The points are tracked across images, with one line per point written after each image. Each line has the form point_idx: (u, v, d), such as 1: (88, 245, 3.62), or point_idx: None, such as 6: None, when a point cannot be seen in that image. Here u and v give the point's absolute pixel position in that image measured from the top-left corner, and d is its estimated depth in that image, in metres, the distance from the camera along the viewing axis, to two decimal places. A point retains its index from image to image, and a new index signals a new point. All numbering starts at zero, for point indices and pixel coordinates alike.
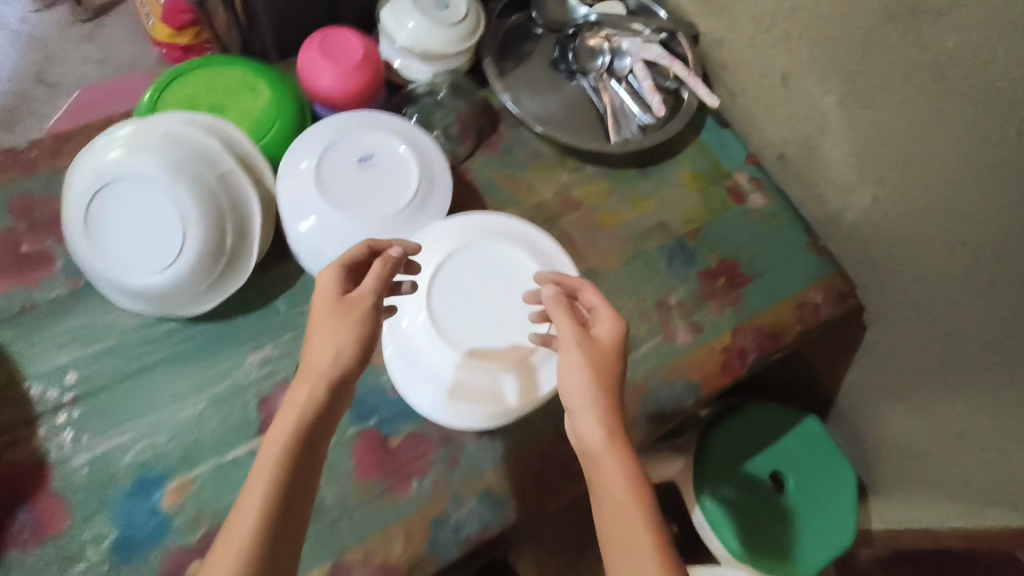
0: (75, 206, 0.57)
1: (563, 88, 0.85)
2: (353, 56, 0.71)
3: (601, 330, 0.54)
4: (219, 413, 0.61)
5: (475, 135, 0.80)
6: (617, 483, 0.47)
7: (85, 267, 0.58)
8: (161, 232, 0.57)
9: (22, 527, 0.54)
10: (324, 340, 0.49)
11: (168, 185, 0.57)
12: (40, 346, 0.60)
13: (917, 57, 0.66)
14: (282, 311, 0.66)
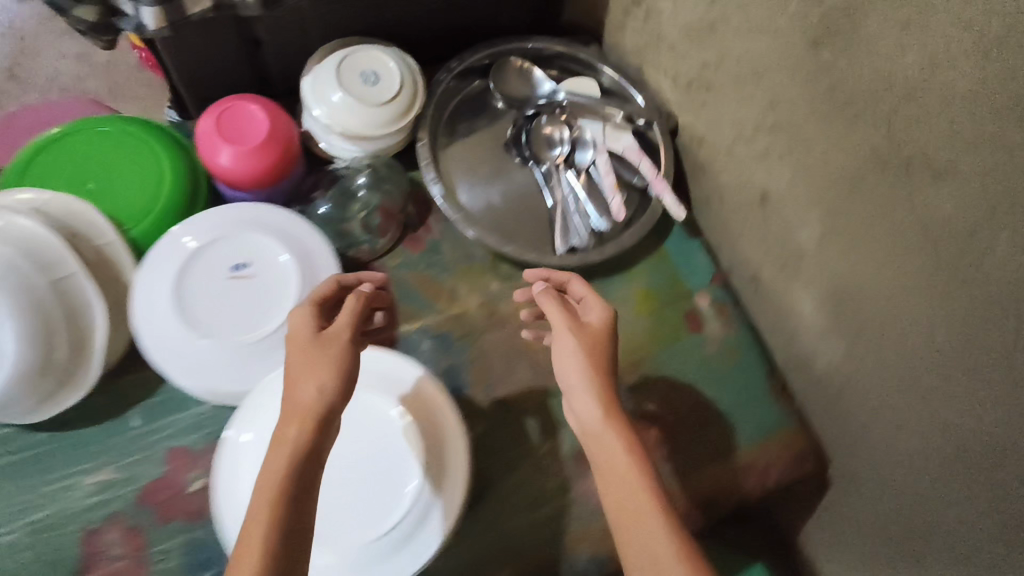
0: None
1: (512, 179, 0.75)
2: (255, 130, 0.62)
3: (594, 317, 0.52)
4: (31, 550, 0.53)
5: (399, 226, 0.70)
6: (628, 486, 0.44)
7: None
8: None
9: None
10: (305, 373, 0.44)
11: None
12: None
13: (910, 207, 0.53)
14: (135, 423, 0.58)
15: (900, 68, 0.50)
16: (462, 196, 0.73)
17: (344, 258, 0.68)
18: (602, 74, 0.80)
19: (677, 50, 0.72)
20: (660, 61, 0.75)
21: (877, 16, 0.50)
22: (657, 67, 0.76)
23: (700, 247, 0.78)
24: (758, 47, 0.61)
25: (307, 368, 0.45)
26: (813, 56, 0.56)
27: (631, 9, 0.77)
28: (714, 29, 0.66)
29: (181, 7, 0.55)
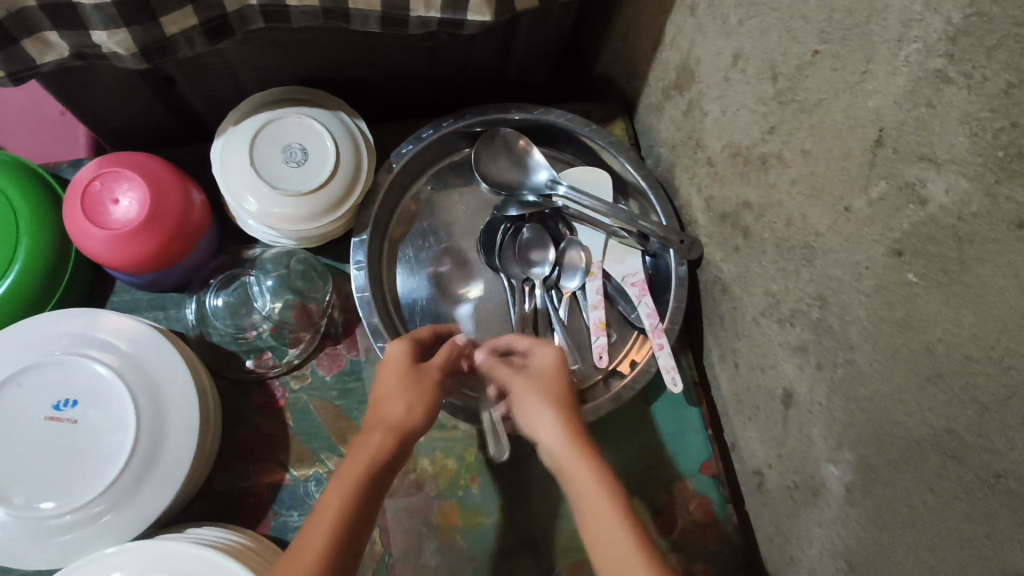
0: None
1: (476, 290, 0.60)
2: (133, 208, 0.48)
3: (541, 356, 0.46)
4: None
5: (315, 333, 0.55)
6: (586, 489, 0.38)
7: None
8: None
9: None
10: (393, 394, 0.43)
11: None
12: None
13: (998, 530, 0.34)
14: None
15: (1018, 349, 0.31)
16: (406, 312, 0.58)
17: (235, 369, 0.54)
18: (621, 167, 0.62)
19: (717, 170, 0.54)
20: (695, 173, 0.57)
21: (995, 260, 0.32)
22: (690, 177, 0.58)
23: (697, 419, 0.63)
24: (817, 217, 0.43)
25: (396, 383, 0.43)
26: (893, 268, 0.38)
27: (672, 94, 0.58)
28: (766, 166, 0.47)
29: (25, 57, 0.41)
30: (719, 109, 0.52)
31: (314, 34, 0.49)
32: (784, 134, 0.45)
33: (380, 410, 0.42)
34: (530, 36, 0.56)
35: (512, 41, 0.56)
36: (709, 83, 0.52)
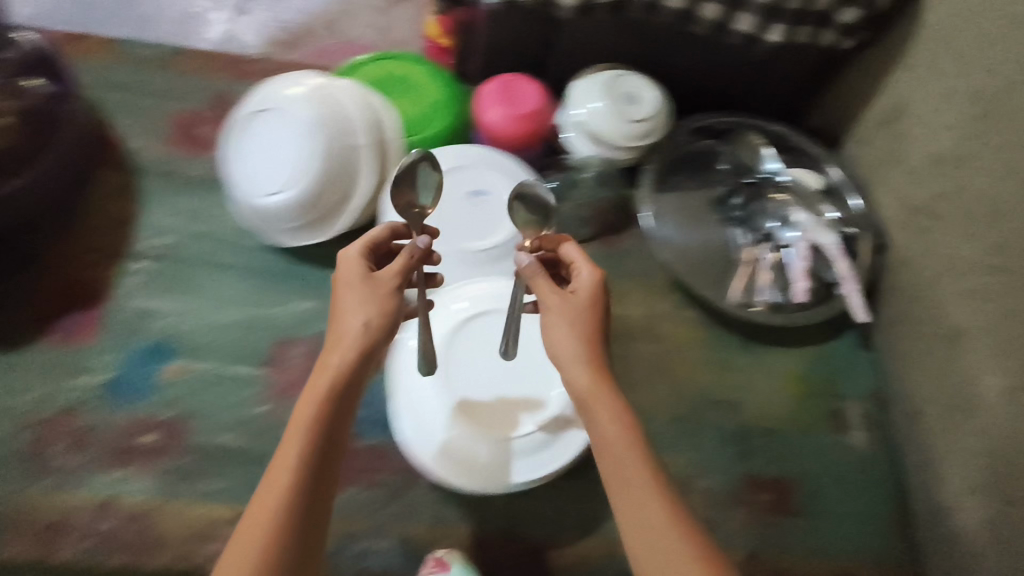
0: (250, 109, 0.68)
1: (710, 231, 0.81)
2: (525, 104, 0.76)
3: (579, 281, 0.55)
4: (243, 331, 0.69)
5: (602, 226, 0.81)
6: (608, 440, 0.48)
7: (228, 165, 0.69)
8: (278, 162, 0.66)
9: (65, 326, 0.67)
10: (356, 305, 0.51)
11: (306, 134, 0.66)
12: (164, 208, 0.73)
13: None
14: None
15: None
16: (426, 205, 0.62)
17: None
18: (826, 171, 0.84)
19: (915, 174, 0.75)
20: (893, 180, 0.79)
21: None
22: (887, 184, 0.80)
23: (869, 365, 0.77)
24: (1003, 192, 0.63)
25: (352, 304, 0.51)
26: None
27: (882, 127, 0.81)
28: (962, 165, 0.68)
29: None
30: (925, 131, 0.74)
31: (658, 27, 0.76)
32: (980, 142, 0.66)
33: (338, 329, 0.50)
34: (788, 65, 0.81)
35: (775, 68, 0.81)
36: (919, 113, 0.75)
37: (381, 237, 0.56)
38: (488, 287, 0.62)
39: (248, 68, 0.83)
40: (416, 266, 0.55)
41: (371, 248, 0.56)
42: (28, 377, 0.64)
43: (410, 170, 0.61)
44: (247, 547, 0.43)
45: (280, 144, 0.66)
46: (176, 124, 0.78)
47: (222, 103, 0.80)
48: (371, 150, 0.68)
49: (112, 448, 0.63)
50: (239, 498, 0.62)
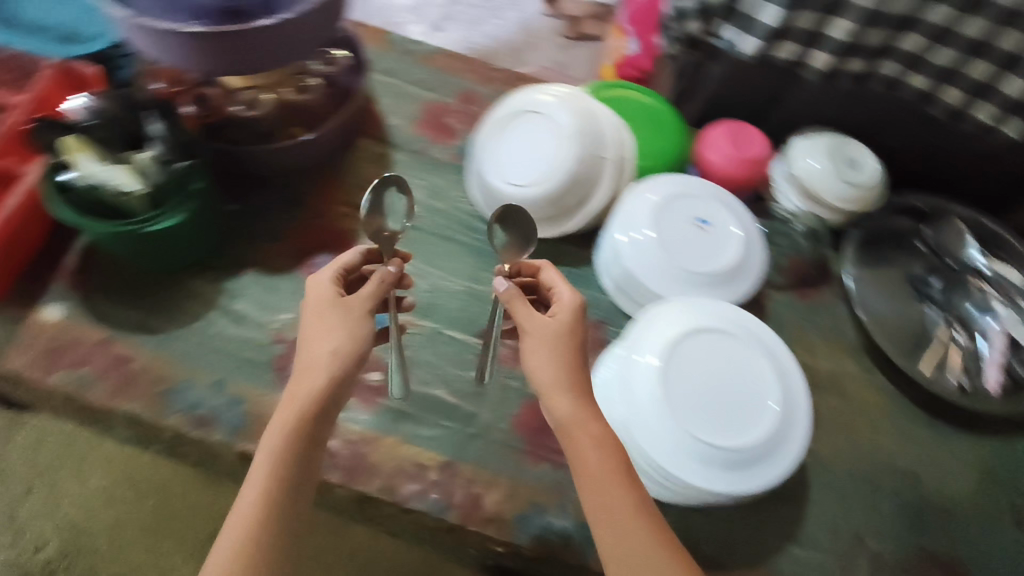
0: (514, 107, 0.76)
1: (907, 303, 0.81)
2: (749, 151, 0.81)
3: (566, 300, 0.58)
4: (466, 301, 0.76)
5: (798, 276, 0.84)
6: (592, 470, 0.49)
7: (483, 151, 0.76)
8: (531, 157, 0.73)
9: (317, 266, 0.75)
10: (323, 332, 0.54)
11: (562, 139, 0.72)
12: (411, 180, 0.82)
13: None
14: (559, 277, 0.78)
15: None
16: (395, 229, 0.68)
17: None
18: None
19: None
20: None
21: None
22: None
23: None
24: None
25: (324, 331, 0.54)
26: None
27: None
28: None
29: (768, 49, 0.76)
30: None
31: (890, 102, 0.81)
32: None
33: (306, 355, 0.53)
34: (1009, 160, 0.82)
35: (993, 160, 0.83)
36: None
37: (350, 262, 0.60)
38: (714, 304, 0.66)
39: (493, 76, 0.93)
40: (383, 292, 0.58)
41: (343, 272, 0.60)
42: (282, 301, 0.73)
43: (375, 204, 0.68)
44: (241, 548, 0.45)
45: (540, 143, 0.73)
46: (428, 110, 0.88)
47: (467, 100, 0.90)
48: (614, 173, 0.75)
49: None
50: (443, 447, 0.67)
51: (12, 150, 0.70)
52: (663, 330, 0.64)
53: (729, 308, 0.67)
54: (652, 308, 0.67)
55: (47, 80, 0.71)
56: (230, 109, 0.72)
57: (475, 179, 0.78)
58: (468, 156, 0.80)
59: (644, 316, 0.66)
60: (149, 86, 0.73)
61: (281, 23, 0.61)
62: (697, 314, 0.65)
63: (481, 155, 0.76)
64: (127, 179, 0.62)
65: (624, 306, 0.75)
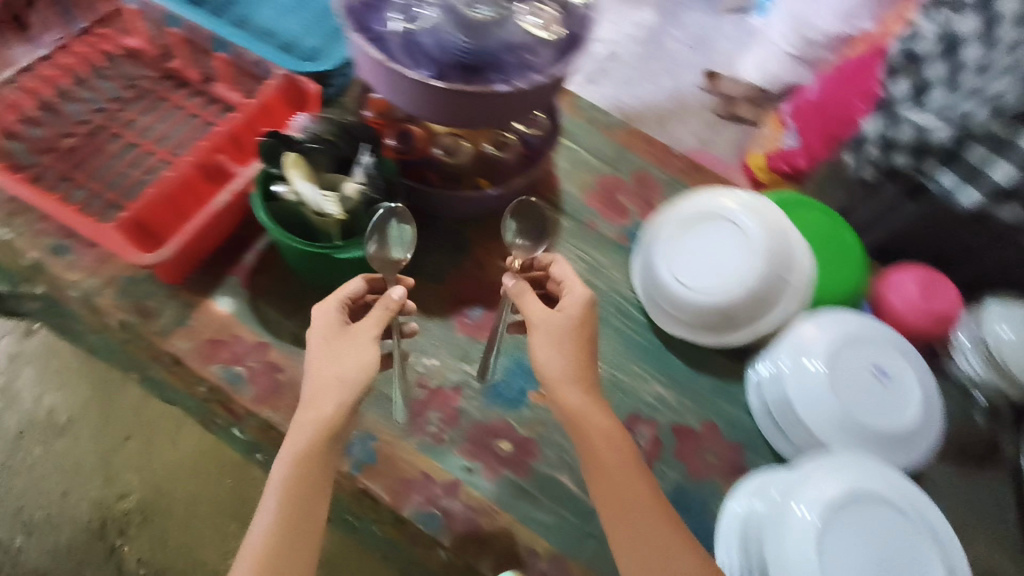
0: (703, 208, 0.74)
1: None
2: (935, 304, 0.76)
3: (575, 296, 0.62)
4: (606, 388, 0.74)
5: (962, 447, 0.76)
6: (611, 463, 0.55)
7: (662, 245, 0.75)
8: (713, 265, 0.71)
9: (470, 318, 0.76)
10: (328, 362, 0.57)
11: (750, 254, 0.70)
12: (572, 250, 0.82)
13: None
14: (706, 387, 0.76)
15: None
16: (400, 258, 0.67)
17: None
18: None
19: None
20: None
21: None
22: None
23: None
24: None
25: (329, 361, 0.57)
26: None
27: None
28: None
29: (994, 204, 0.72)
30: None
31: None
32: None
33: (312, 385, 0.57)
34: None
35: None
36: None
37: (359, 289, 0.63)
38: (893, 473, 0.61)
39: (670, 164, 0.92)
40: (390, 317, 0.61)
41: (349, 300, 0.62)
42: (430, 345, 0.73)
43: (380, 228, 0.66)
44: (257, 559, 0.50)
45: (726, 252, 0.71)
46: (602, 184, 0.88)
47: (641, 182, 0.90)
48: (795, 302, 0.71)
49: (475, 436, 0.69)
50: (557, 537, 0.65)
51: (230, 149, 0.72)
52: (833, 484, 0.59)
53: (904, 482, 0.62)
54: (822, 454, 0.62)
55: (271, 91, 0.75)
56: (433, 151, 0.75)
57: (646, 267, 0.77)
58: (643, 239, 0.79)
59: (813, 461, 0.61)
60: (362, 112, 0.78)
61: (514, 89, 0.60)
62: (872, 478, 0.60)
63: (658, 247, 0.75)
64: (331, 202, 0.64)
65: (772, 438, 0.72)
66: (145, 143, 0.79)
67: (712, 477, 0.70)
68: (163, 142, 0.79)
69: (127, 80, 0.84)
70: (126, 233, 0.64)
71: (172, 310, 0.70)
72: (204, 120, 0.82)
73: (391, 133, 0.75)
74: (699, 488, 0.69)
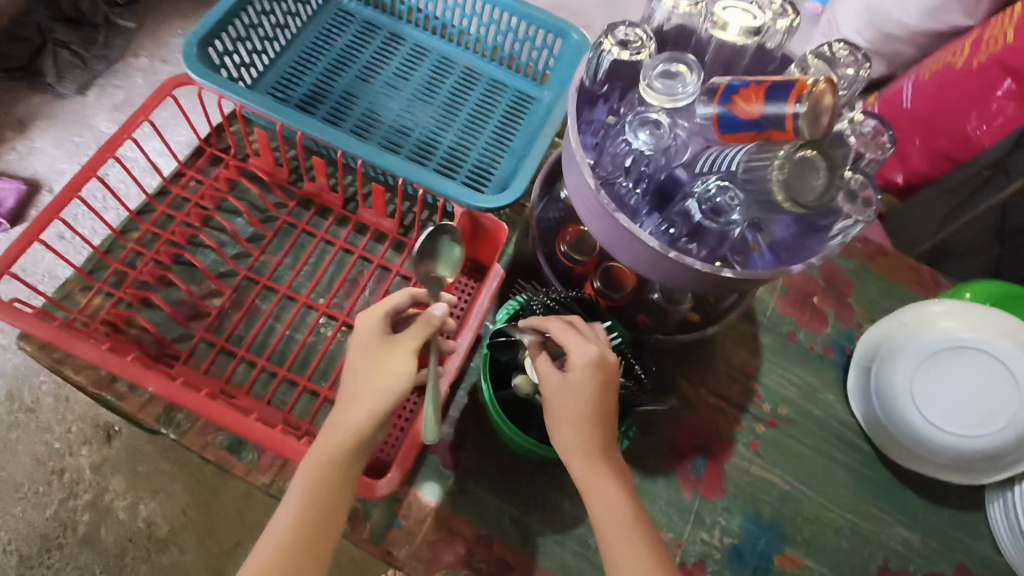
0: (954, 337, 0.68)
1: None
2: None
3: (578, 360, 0.50)
4: (850, 539, 0.69)
5: None
6: (620, 535, 0.46)
7: (904, 378, 0.68)
8: (971, 406, 0.67)
9: (694, 471, 0.69)
10: (361, 375, 0.49)
11: (1018, 397, 0.66)
12: (780, 372, 0.75)
13: None
14: (946, 520, 0.71)
15: None
16: (448, 277, 0.62)
17: None
18: None
19: None
20: None
21: None
22: None
23: None
24: None
25: (362, 374, 0.49)
26: None
27: None
28: None
29: None
30: None
31: None
32: None
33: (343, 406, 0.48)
34: None
35: None
36: None
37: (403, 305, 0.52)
38: None
39: (856, 250, 0.83)
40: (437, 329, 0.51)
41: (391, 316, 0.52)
42: (662, 516, 0.67)
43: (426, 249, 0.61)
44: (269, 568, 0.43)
45: (987, 392, 0.66)
46: (791, 285, 0.80)
47: (830, 276, 0.81)
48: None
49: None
50: None
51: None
52: None
53: None
54: None
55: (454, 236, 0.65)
56: (649, 295, 0.66)
57: (879, 400, 0.70)
58: (867, 364, 0.72)
59: None
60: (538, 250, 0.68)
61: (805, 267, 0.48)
62: None
63: (898, 380, 0.68)
64: None
65: None
66: (301, 296, 0.68)
67: None
68: (321, 290, 0.69)
69: (260, 210, 0.72)
70: None
71: (379, 508, 0.62)
72: (359, 257, 0.70)
73: (595, 274, 0.66)
74: None
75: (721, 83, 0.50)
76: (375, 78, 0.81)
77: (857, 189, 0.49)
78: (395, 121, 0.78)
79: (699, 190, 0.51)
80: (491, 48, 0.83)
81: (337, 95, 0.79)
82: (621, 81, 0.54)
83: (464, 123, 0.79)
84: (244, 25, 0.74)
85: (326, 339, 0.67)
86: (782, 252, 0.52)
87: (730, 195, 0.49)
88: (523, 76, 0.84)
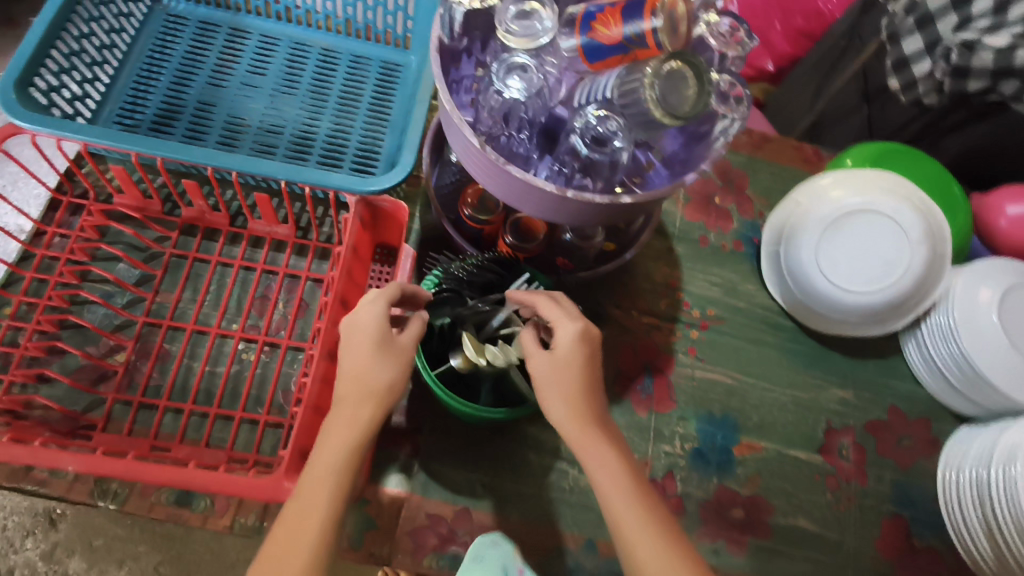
0: (843, 203, 0.72)
1: None
2: None
3: (564, 336, 0.50)
4: (794, 412, 0.74)
5: None
6: (613, 479, 0.46)
7: (809, 253, 0.72)
8: (873, 261, 0.71)
9: (643, 390, 0.72)
10: (368, 361, 0.48)
11: (913, 241, 0.70)
12: (700, 277, 0.78)
13: None
14: (871, 371, 0.77)
15: None
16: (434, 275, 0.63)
17: None
18: None
19: None
20: None
21: None
22: None
23: None
24: None
25: (368, 360, 0.48)
26: None
27: None
28: None
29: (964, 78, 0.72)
30: None
31: None
32: None
33: (355, 385, 0.47)
34: None
35: None
36: None
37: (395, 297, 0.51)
38: None
39: (743, 142, 0.86)
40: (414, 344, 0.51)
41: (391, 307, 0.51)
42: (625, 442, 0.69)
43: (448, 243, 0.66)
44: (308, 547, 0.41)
45: (884, 246, 0.71)
46: (692, 191, 0.82)
47: (725, 173, 0.84)
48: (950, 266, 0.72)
49: (709, 514, 0.68)
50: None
51: (343, 313, 0.63)
52: None
53: None
54: None
55: (355, 226, 0.62)
56: (562, 236, 0.67)
57: (794, 278, 0.74)
58: (776, 249, 0.76)
59: None
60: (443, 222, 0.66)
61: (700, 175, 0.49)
62: None
63: (804, 257, 0.72)
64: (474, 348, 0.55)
65: (950, 402, 0.75)
66: (212, 328, 0.64)
67: (919, 463, 0.73)
68: (231, 315, 0.66)
69: (141, 250, 0.67)
70: (296, 472, 0.53)
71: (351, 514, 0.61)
72: (262, 271, 0.67)
73: (505, 230, 0.65)
74: (911, 478, 0.73)
75: (578, 11, 0.50)
76: (228, 80, 0.75)
77: (727, 89, 0.51)
78: (262, 121, 0.73)
79: (580, 124, 0.50)
80: (344, 22, 0.79)
81: (191, 107, 0.73)
82: (479, 30, 0.53)
83: (336, 105, 0.76)
84: (64, 53, 0.66)
85: (251, 364, 0.64)
86: (675, 166, 0.53)
87: (611, 122, 0.48)
88: (383, 44, 0.80)
